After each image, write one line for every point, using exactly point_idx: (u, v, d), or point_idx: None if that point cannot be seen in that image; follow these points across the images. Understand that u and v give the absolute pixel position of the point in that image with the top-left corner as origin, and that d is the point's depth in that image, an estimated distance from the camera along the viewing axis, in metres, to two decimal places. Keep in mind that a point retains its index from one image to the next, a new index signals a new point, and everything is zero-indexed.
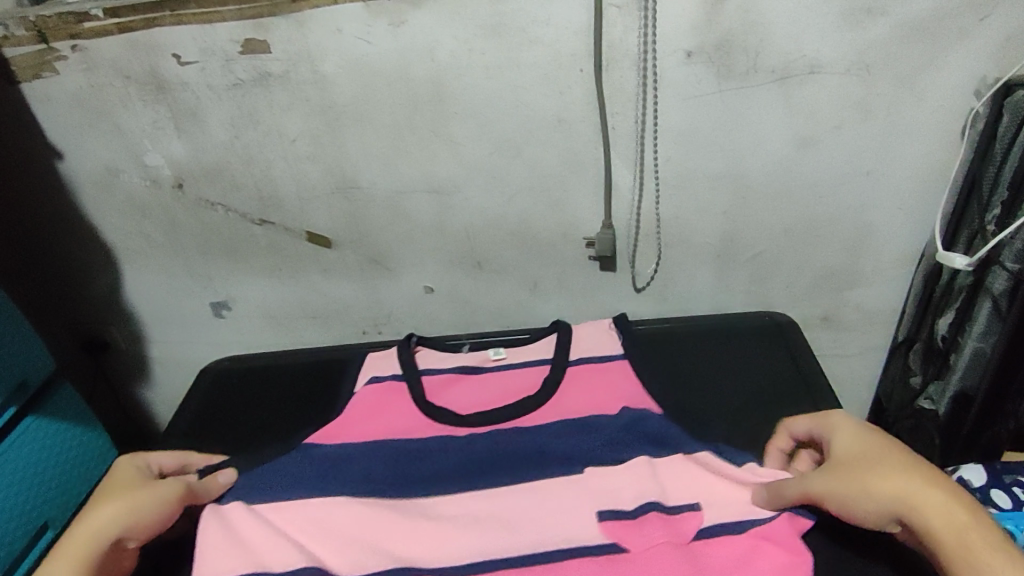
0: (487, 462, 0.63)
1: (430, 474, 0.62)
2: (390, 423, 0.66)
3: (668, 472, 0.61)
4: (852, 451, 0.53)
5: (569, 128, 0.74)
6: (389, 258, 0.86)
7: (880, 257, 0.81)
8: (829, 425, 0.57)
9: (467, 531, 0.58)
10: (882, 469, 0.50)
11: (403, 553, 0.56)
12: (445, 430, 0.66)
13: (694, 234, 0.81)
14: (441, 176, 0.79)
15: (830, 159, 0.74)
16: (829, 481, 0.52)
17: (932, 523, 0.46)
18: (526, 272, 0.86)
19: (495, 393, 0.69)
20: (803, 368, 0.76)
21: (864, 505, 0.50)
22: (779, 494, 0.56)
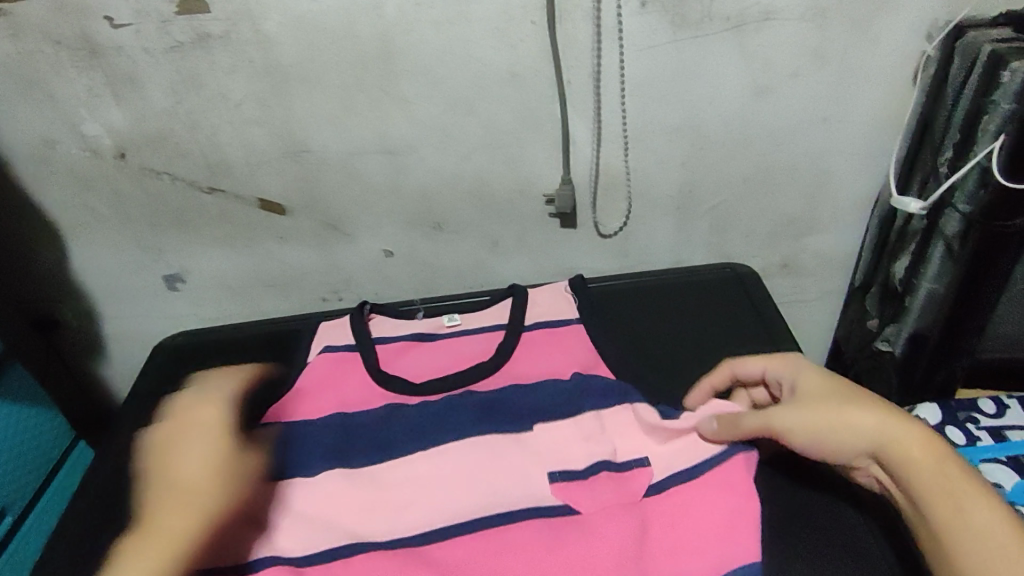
0: (435, 425, 0.58)
1: (380, 441, 0.57)
2: (342, 396, 0.62)
3: (617, 423, 0.59)
4: (821, 387, 0.54)
5: (522, 82, 0.72)
6: (345, 222, 0.83)
7: (835, 203, 0.84)
8: (783, 365, 0.58)
9: (429, 495, 0.54)
10: (861, 407, 0.51)
11: (355, 527, 0.53)
12: (395, 398, 0.62)
13: (652, 187, 0.81)
14: (395, 136, 0.76)
15: (787, 106, 0.75)
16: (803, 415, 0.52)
17: (916, 460, 0.47)
18: (485, 231, 0.85)
19: (445, 360, 0.65)
20: (762, 312, 0.73)
21: (842, 439, 0.50)
22: (735, 427, 0.55)
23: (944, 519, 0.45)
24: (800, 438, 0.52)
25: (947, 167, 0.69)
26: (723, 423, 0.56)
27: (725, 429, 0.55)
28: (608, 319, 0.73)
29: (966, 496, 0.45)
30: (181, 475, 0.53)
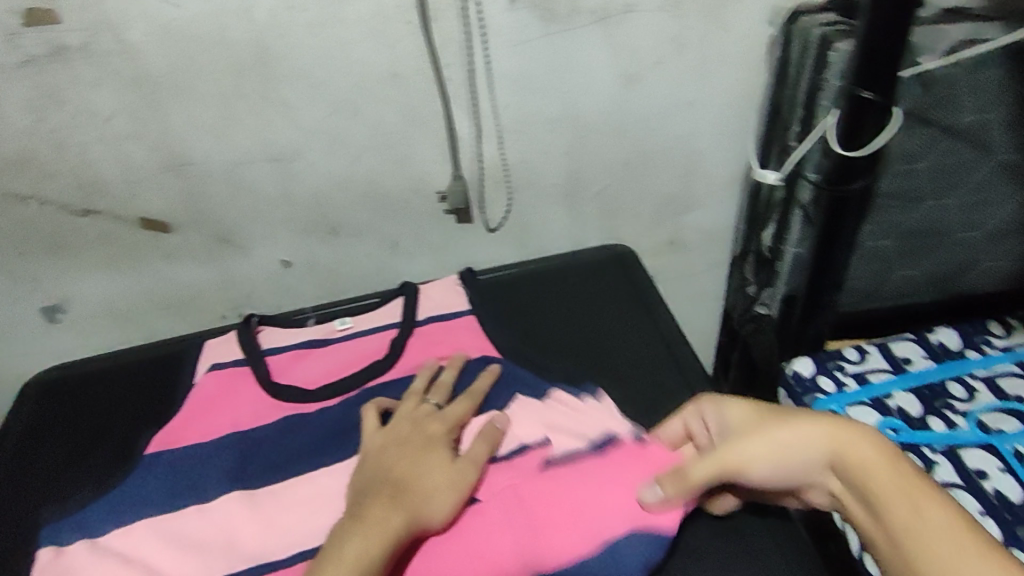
0: (334, 438, 0.57)
1: (278, 460, 0.55)
2: (234, 414, 0.58)
3: (524, 413, 0.60)
4: (753, 416, 0.53)
5: (403, 82, 0.73)
6: (237, 235, 0.81)
7: (709, 179, 0.89)
8: (711, 403, 0.56)
9: (323, 509, 0.52)
10: (796, 418, 0.50)
11: (253, 550, 0.50)
12: (292, 409, 0.59)
13: (540, 176, 0.84)
14: (279, 143, 0.75)
15: (655, 92, 0.80)
16: (752, 444, 0.51)
17: (865, 461, 0.46)
18: (383, 231, 0.85)
19: (342, 364, 0.63)
20: (641, 294, 0.74)
21: (794, 459, 0.49)
22: (685, 482, 0.51)
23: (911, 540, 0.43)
24: (755, 470, 0.50)
25: (796, 141, 0.77)
26: (672, 481, 0.52)
27: (676, 487, 0.52)
28: (507, 304, 0.73)
29: (918, 489, 0.44)
30: (413, 480, 0.50)
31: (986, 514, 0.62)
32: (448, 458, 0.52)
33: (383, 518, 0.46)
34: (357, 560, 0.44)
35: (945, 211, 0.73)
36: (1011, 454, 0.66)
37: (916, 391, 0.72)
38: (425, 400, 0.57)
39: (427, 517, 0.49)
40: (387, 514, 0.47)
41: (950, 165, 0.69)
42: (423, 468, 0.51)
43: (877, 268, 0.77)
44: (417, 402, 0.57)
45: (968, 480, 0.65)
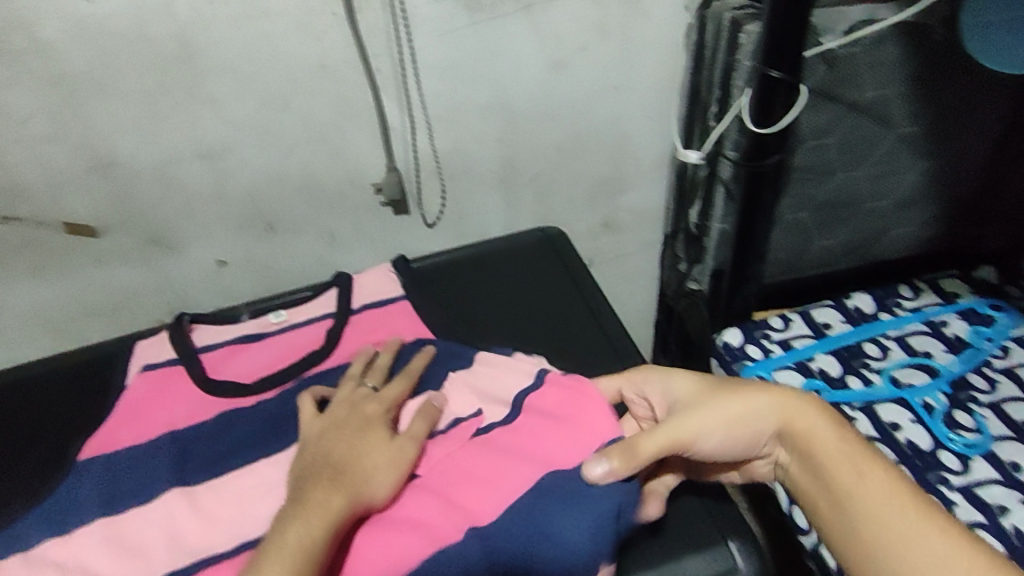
0: (276, 426, 0.57)
1: (220, 453, 0.55)
2: (170, 414, 0.58)
3: (455, 388, 0.60)
4: (700, 388, 0.56)
5: (332, 74, 0.73)
6: (170, 235, 0.80)
7: (638, 161, 0.92)
8: (651, 375, 0.58)
9: (267, 500, 0.52)
10: (749, 390, 0.54)
11: (197, 544, 0.50)
12: (230, 404, 0.58)
13: (474, 164, 0.86)
14: (208, 139, 0.74)
15: (583, 77, 0.82)
16: (708, 416, 0.53)
17: (814, 433, 0.52)
18: (320, 225, 0.85)
19: (279, 357, 0.62)
20: (573, 272, 0.76)
21: (750, 427, 0.53)
22: (636, 455, 0.49)
23: (861, 499, 0.48)
24: (711, 438, 0.53)
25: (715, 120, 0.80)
26: (621, 455, 0.49)
27: (629, 460, 0.49)
28: (442, 291, 0.74)
29: (860, 455, 0.50)
30: (353, 461, 0.50)
31: (900, 463, 0.67)
32: (388, 438, 0.53)
33: (327, 500, 0.47)
34: (301, 544, 0.44)
35: (855, 182, 0.77)
36: (922, 406, 0.70)
37: (835, 353, 0.76)
38: (361, 383, 0.57)
39: (370, 494, 0.50)
40: (330, 496, 0.47)
41: (857, 137, 0.73)
42: (363, 448, 0.51)
43: (796, 238, 0.81)
44: (354, 386, 0.57)
45: (884, 433, 0.69)
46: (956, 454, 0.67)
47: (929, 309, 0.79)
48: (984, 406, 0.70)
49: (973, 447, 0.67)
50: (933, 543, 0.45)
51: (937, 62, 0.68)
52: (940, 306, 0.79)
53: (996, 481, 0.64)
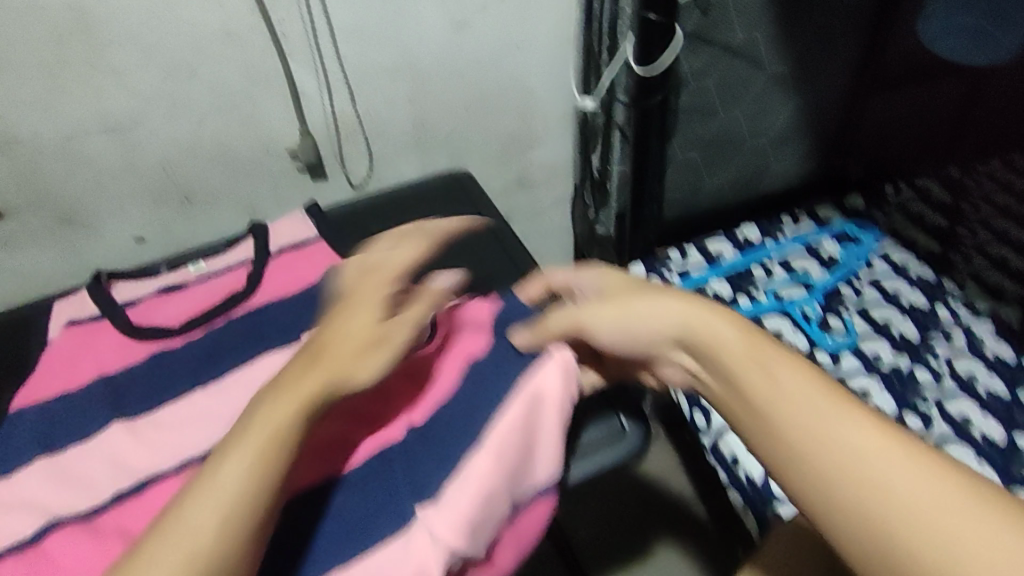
0: (201, 360, 0.57)
1: (151, 388, 0.56)
2: (98, 362, 0.58)
3: None
4: (622, 288, 0.55)
5: (238, 40, 0.74)
6: (82, 213, 0.80)
7: (544, 116, 0.97)
8: (592, 273, 0.58)
9: (203, 422, 0.53)
10: (656, 295, 0.52)
11: (137, 467, 0.51)
12: (159, 345, 0.59)
13: (387, 125, 0.89)
14: (114, 112, 0.74)
15: (484, 36, 0.86)
16: (606, 309, 0.53)
17: (711, 336, 0.48)
18: (239, 195, 0.87)
19: (202, 300, 0.63)
20: (482, 207, 0.78)
21: (642, 329, 0.51)
22: (545, 331, 0.55)
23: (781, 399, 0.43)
24: (602, 328, 0.53)
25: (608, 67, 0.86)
26: (535, 330, 0.56)
27: (535, 336, 0.55)
28: (348, 231, 0.74)
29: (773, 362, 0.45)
30: (335, 353, 0.47)
31: None
32: (381, 319, 0.49)
33: (311, 385, 0.45)
34: (271, 427, 0.42)
35: (735, 122, 0.86)
36: (801, 315, 0.79)
37: (727, 277, 0.85)
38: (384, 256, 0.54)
39: (353, 384, 0.47)
40: (303, 381, 0.45)
41: (733, 78, 0.81)
42: (346, 336, 0.48)
43: (688, 178, 0.89)
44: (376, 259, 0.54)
45: None
46: (829, 352, 0.76)
47: (808, 235, 0.90)
48: (851, 311, 0.80)
49: (843, 345, 0.76)
50: (854, 436, 0.39)
51: (796, 7, 0.77)
52: (815, 232, 0.90)
53: (861, 370, 0.74)
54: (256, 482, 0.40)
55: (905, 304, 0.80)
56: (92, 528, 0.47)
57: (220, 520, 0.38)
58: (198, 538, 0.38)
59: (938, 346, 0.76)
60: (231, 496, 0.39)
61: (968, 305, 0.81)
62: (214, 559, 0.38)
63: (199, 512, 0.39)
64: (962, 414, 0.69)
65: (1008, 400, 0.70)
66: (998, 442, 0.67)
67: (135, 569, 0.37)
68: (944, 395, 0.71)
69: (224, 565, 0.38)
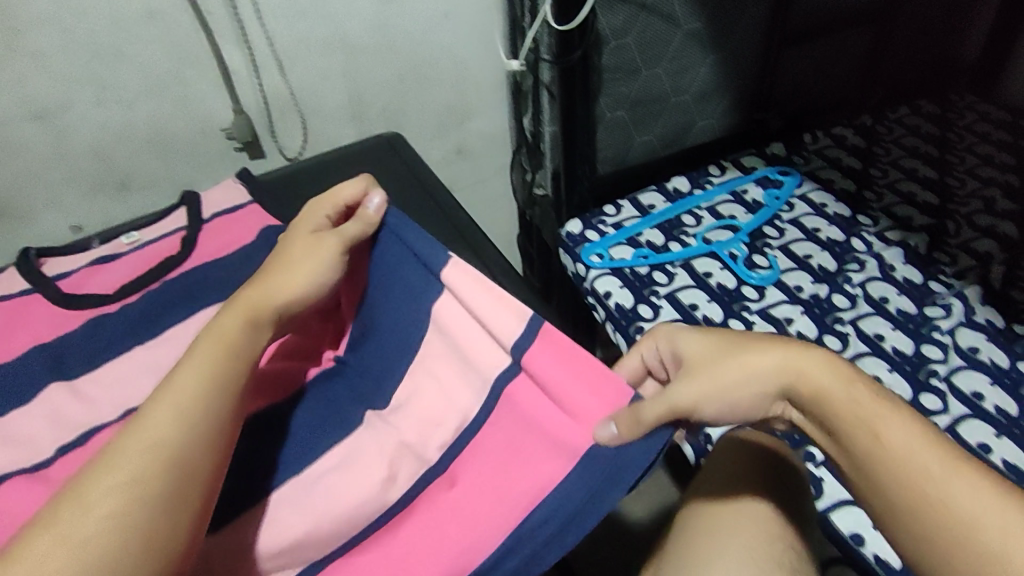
0: (144, 317, 0.58)
1: (93, 349, 0.57)
2: (33, 332, 0.58)
3: None
4: (705, 350, 0.52)
5: (162, 18, 0.74)
6: (16, 203, 0.80)
7: (477, 86, 1.00)
8: (661, 338, 0.56)
9: (147, 375, 0.55)
10: (750, 352, 0.50)
11: (82, 422, 0.52)
12: (93, 311, 0.60)
13: (324, 101, 0.90)
14: (40, 98, 0.74)
15: (412, 7, 0.88)
16: (704, 381, 0.49)
17: (828, 393, 0.46)
18: (177, 176, 0.87)
19: (135, 267, 0.64)
20: (415, 165, 0.81)
21: (741, 391, 0.49)
22: (640, 418, 0.46)
23: (870, 420, 0.44)
24: (711, 404, 0.49)
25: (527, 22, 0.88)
26: (625, 418, 0.47)
27: (630, 425, 0.46)
28: (287, 199, 0.76)
29: (879, 417, 0.44)
30: (277, 274, 0.51)
31: (712, 301, 0.80)
32: (310, 237, 0.54)
33: (251, 301, 0.48)
34: (222, 337, 0.45)
35: (658, 79, 0.89)
36: (728, 256, 0.85)
37: (659, 227, 0.89)
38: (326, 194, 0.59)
39: (290, 299, 0.50)
40: (241, 299, 0.48)
41: (651, 36, 0.85)
42: (288, 265, 0.52)
43: (618, 136, 0.92)
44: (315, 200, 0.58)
45: (701, 281, 0.83)
46: (754, 286, 0.82)
47: (732, 182, 0.95)
48: (775, 248, 0.86)
49: (767, 279, 0.82)
50: (950, 488, 0.41)
51: None
52: (739, 178, 0.96)
53: (783, 300, 0.80)
54: (210, 394, 0.41)
55: (824, 239, 0.87)
56: (39, 476, 0.48)
57: (175, 421, 0.39)
58: (155, 436, 0.38)
59: (852, 274, 0.83)
60: (186, 399, 0.40)
61: (880, 236, 0.87)
62: (173, 456, 0.38)
63: (153, 416, 0.39)
64: (876, 332, 0.76)
65: (915, 315, 0.78)
66: (908, 353, 0.74)
67: (93, 471, 0.37)
68: (859, 315, 0.78)
69: (188, 459, 0.38)
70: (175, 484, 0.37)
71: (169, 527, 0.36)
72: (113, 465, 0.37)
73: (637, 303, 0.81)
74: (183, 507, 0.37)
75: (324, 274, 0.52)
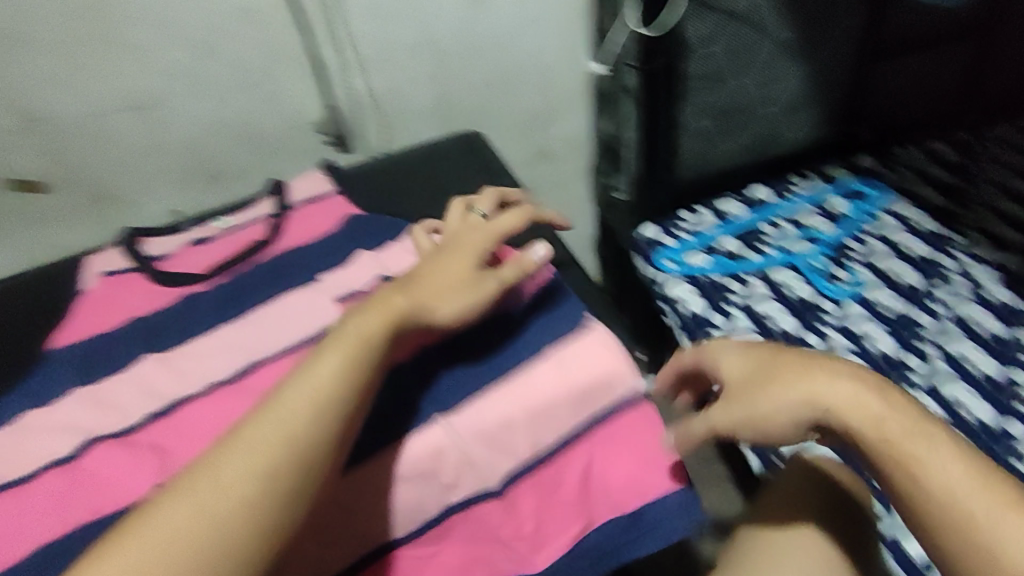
0: (230, 297, 0.61)
1: (182, 325, 0.59)
2: (131, 307, 0.62)
3: (389, 250, 0.65)
4: (748, 371, 0.54)
5: (258, 17, 0.78)
6: (117, 188, 0.84)
7: (556, 93, 1.00)
8: (711, 355, 0.58)
9: (230, 352, 0.57)
10: (786, 380, 0.51)
11: (170, 391, 0.54)
12: (187, 290, 0.63)
13: (409, 102, 0.92)
14: (143, 89, 0.78)
15: (497, 12, 0.89)
16: (738, 409, 0.52)
17: (855, 426, 0.47)
18: (264, 170, 0.91)
19: (225, 250, 0.67)
20: (492, 164, 0.82)
21: (771, 424, 0.51)
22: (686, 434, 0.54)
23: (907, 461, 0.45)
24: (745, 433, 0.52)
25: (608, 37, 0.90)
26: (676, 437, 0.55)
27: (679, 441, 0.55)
28: (372, 192, 0.77)
29: (911, 453, 0.44)
30: (432, 292, 0.53)
31: (787, 310, 0.78)
32: (472, 266, 0.55)
33: (401, 306, 0.51)
34: (360, 334, 0.49)
35: (746, 89, 0.87)
36: (807, 268, 0.82)
37: (738, 235, 0.88)
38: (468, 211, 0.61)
39: (433, 318, 0.53)
40: (392, 304, 0.51)
41: (741, 44, 0.83)
42: (439, 282, 0.54)
43: (702, 144, 0.91)
44: (463, 215, 0.61)
45: (778, 292, 0.80)
46: (833, 300, 0.79)
47: (817, 194, 0.92)
48: (858, 262, 0.83)
49: (849, 293, 0.79)
50: (987, 529, 0.41)
51: None
52: (824, 190, 0.93)
53: (865, 316, 0.77)
54: (339, 384, 0.46)
55: (914, 256, 0.83)
56: (128, 442, 0.51)
57: (308, 412, 0.44)
58: (290, 427, 0.43)
59: (939, 291, 0.79)
60: (319, 392, 0.45)
61: (972, 254, 0.83)
62: (306, 447, 0.43)
63: (288, 403, 0.44)
64: (962, 354, 0.73)
65: (1006, 339, 0.74)
66: (996, 377, 0.71)
67: (234, 448, 0.42)
68: (944, 335, 0.75)
69: (310, 448, 0.43)
70: (302, 473, 0.42)
71: (288, 508, 0.41)
72: (251, 449, 0.42)
73: (710, 309, 0.80)
74: (303, 497, 0.42)
75: (473, 313, 0.54)
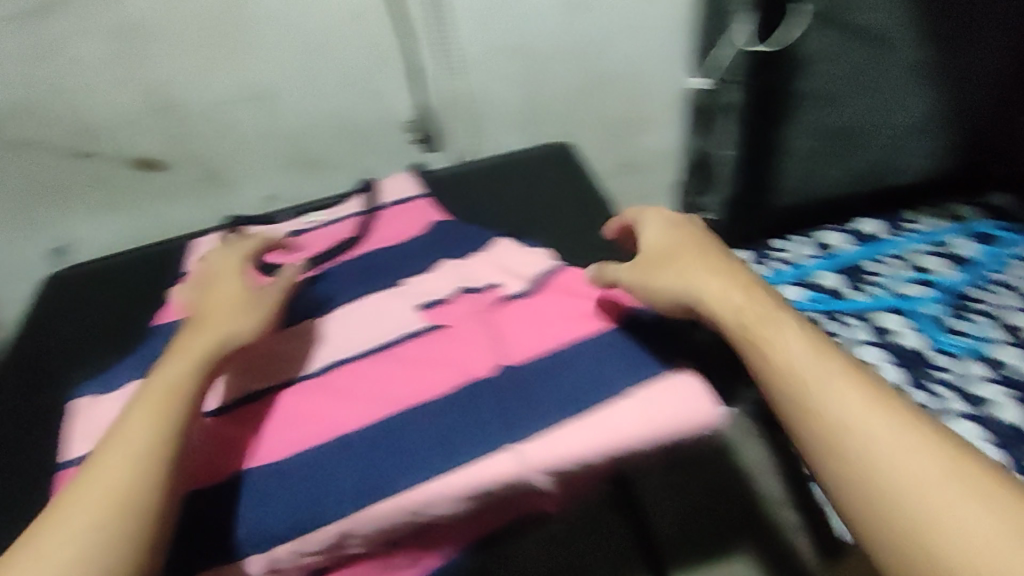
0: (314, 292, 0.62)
1: None
2: None
3: (477, 260, 0.64)
4: (667, 243, 0.54)
5: (366, 18, 0.79)
6: (226, 170, 0.88)
7: (656, 100, 0.97)
8: (653, 220, 0.57)
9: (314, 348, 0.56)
10: (704, 263, 0.50)
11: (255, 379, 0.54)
12: None
13: (502, 103, 0.92)
14: (256, 81, 0.81)
15: (600, 17, 0.87)
16: (647, 273, 0.52)
17: (738, 321, 0.46)
18: (358, 163, 0.93)
19: (318, 244, 0.70)
20: (579, 176, 0.81)
21: (662, 293, 0.51)
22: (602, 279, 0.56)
23: (833, 429, 0.39)
24: (641, 293, 0.53)
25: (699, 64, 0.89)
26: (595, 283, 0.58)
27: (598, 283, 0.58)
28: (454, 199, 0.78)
29: (817, 387, 0.40)
30: (213, 322, 0.49)
31: (896, 362, 0.72)
32: (246, 287, 0.52)
33: (189, 346, 0.47)
34: (168, 388, 0.43)
35: (860, 111, 0.84)
36: (919, 315, 0.76)
37: (842, 271, 0.82)
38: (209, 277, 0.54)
39: (239, 342, 0.48)
40: (197, 343, 0.47)
41: (863, 63, 0.81)
42: (219, 314, 0.50)
43: (808, 167, 0.89)
44: (220, 251, 0.58)
45: (885, 339, 0.75)
46: (950, 354, 0.73)
47: (939, 232, 0.85)
48: (983, 314, 0.76)
49: (969, 349, 0.73)
50: (875, 473, 0.36)
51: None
52: (948, 229, 0.85)
53: (988, 377, 0.70)
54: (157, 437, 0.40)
55: None
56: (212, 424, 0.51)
57: (126, 466, 0.39)
58: (115, 484, 0.38)
59: None
60: (144, 440, 0.40)
61: None
62: (131, 502, 0.38)
63: (110, 461, 0.39)
64: None
65: None
66: None
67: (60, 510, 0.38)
68: None
69: (137, 502, 0.38)
70: (129, 527, 0.37)
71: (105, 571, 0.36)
72: (79, 509, 0.37)
73: None
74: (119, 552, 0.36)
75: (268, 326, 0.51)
